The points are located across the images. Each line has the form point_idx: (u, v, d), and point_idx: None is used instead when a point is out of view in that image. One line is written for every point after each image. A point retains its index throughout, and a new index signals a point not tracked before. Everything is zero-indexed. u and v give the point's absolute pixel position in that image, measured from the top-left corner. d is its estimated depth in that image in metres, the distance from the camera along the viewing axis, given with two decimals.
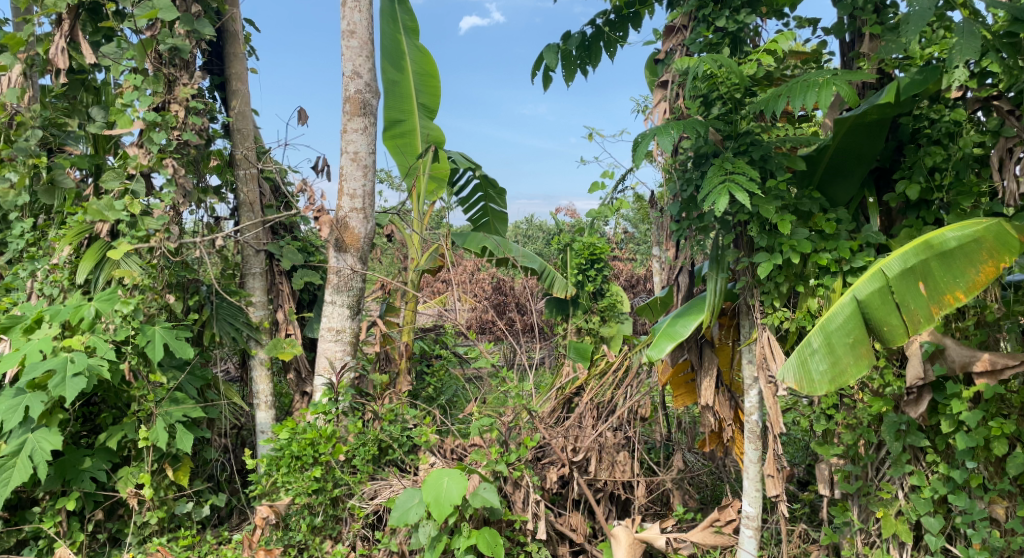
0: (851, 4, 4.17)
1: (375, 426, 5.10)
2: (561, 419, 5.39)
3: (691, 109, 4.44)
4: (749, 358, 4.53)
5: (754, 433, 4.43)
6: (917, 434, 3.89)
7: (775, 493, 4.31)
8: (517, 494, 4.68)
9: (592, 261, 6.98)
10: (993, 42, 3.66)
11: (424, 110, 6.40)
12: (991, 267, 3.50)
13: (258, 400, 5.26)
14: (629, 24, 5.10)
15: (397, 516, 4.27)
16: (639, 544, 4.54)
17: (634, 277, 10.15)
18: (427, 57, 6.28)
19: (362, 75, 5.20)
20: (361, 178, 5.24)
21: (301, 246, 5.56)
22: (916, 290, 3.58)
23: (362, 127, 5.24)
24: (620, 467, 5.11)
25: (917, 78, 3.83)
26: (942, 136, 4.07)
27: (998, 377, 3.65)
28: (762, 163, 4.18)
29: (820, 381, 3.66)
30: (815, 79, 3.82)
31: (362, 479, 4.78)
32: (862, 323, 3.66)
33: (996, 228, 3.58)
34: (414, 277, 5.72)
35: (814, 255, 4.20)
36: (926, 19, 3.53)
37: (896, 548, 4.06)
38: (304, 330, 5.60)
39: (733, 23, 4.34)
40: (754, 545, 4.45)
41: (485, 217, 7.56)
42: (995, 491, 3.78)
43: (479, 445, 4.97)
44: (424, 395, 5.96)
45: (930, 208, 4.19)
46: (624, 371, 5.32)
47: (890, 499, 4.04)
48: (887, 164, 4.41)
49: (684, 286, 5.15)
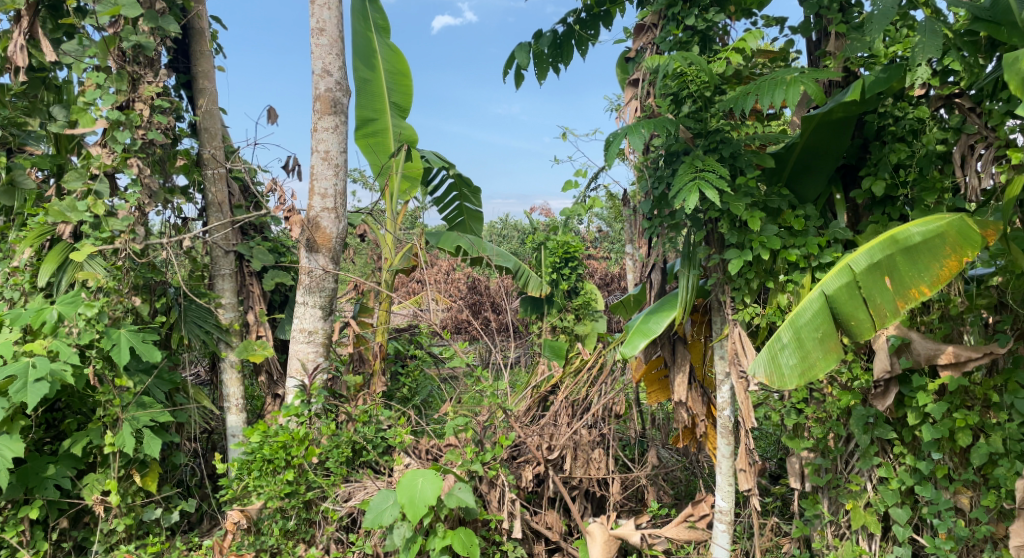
0: (817, 3, 4.21)
1: (349, 427, 5.05)
2: (536, 418, 5.40)
3: (662, 108, 4.46)
4: (721, 354, 4.57)
5: (726, 428, 4.47)
6: (885, 427, 3.96)
7: (748, 487, 4.36)
8: (492, 493, 4.68)
9: (565, 260, 7.01)
10: (954, 41, 3.75)
11: (396, 109, 6.40)
12: (954, 262, 3.56)
13: (228, 404, 5.18)
14: (600, 23, 5.11)
15: (371, 518, 4.23)
16: (614, 541, 4.59)
17: (608, 275, 10.18)
18: (398, 56, 6.24)
19: (332, 73, 5.15)
20: (331, 178, 5.19)
21: (271, 247, 5.47)
22: (883, 284, 3.64)
23: (333, 125, 5.18)
24: (595, 464, 5.12)
25: (881, 76, 3.89)
26: (907, 133, 4.13)
27: (963, 369, 3.71)
28: (731, 161, 4.22)
29: (790, 375, 3.70)
30: (782, 77, 3.87)
31: (335, 481, 4.70)
32: (831, 318, 3.72)
33: (960, 223, 3.65)
34: (388, 277, 5.66)
35: (783, 251, 4.25)
36: (889, 18, 3.59)
37: (865, 540, 4.12)
38: (276, 331, 5.52)
39: (702, 22, 4.38)
40: (727, 540, 4.48)
41: (460, 217, 7.54)
42: (959, 481, 3.84)
43: (454, 445, 4.94)
44: (398, 396, 5.89)
45: (895, 204, 4.26)
46: (598, 369, 5.34)
47: (859, 491, 4.10)
48: (854, 161, 4.48)
49: (657, 283, 5.18)
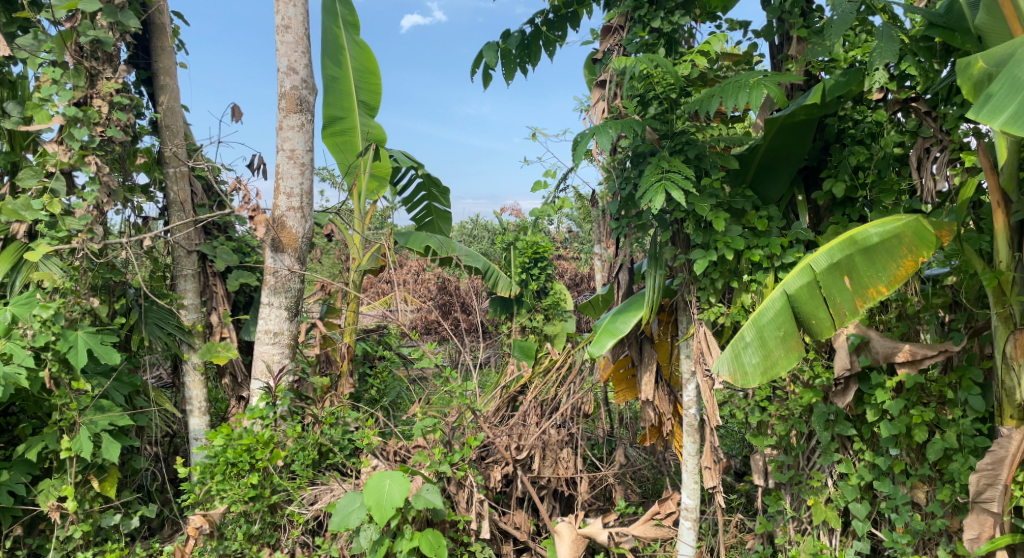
0: (779, 7, 4.29)
1: (315, 429, 4.98)
2: (505, 418, 5.39)
3: (629, 109, 4.50)
4: (687, 353, 4.62)
5: (692, 426, 4.53)
6: (845, 424, 4.04)
7: (713, 484, 4.42)
8: (460, 494, 4.68)
9: (535, 260, 7.00)
10: (910, 46, 3.86)
11: (364, 107, 6.33)
12: (911, 262, 3.65)
13: (191, 406, 5.09)
14: (567, 24, 5.14)
15: (337, 521, 4.19)
16: (582, 540, 4.61)
17: (578, 275, 10.24)
18: (366, 53, 6.18)
19: (298, 70, 5.09)
20: (297, 177, 5.13)
21: (235, 247, 5.38)
22: (842, 284, 3.72)
23: (298, 124, 5.12)
24: (563, 463, 5.14)
25: (841, 80, 3.96)
26: (865, 136, 4.22)
27: (919, 366, 3.79)
28: (697, 162, 4.27)
29: (753, 373, 3.75)
30: (746, 80, 3.93)
31: (301, 484, 4.64)
32: (792, 317, 3.78)
33: (916, 223, 3.73)
34: (355, 277, 5.61)
35: (747, 251, 4.31)
36: (848, 24, 3.66)
37: (826, 535, 4.21)
38: (241, 333, 5.43)
39: (668, 24, 4.42)
40: (693, 537, 4.53)
41: (429, 217, 7.51)
42: (916, 476, 3.92)
43: (423, 446, 4.91)
44: (367, 398, 5.84)
45: (855, 205, 4.35)
46: (567, 369, 5.36)
47: (821, 487, 4.19)
48: (815, 163, 4.56)
49: (625, 283, 5.21)
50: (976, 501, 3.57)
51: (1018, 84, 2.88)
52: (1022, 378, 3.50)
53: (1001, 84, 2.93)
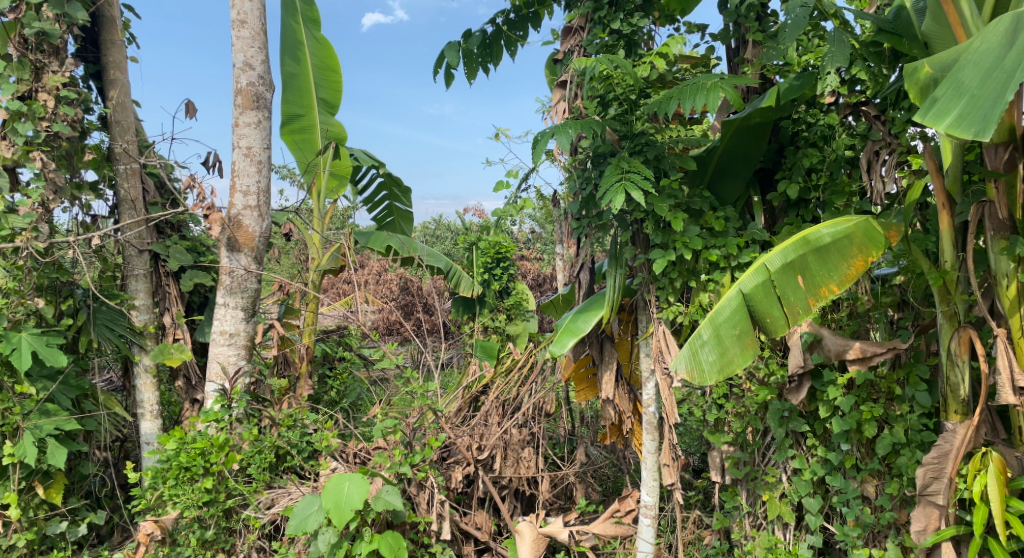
0: (735, 11, 4.37)
1: (272, 432, 4.88)
2: (467, 418, 5.38)
3: (589, 109, 4.52)
4: (647, 352, 4.68)
5: (651, 424, 4.58)
6: (798, 420, 4.13)
7: (671, 482, 4.48)
8: (421, 495, 4.64)
9: (497, 260, 6.95)
10: (861, 51, 3.97)
11: (324, 105, 6.25)
12: (861, 261, 3.74)
13: (143, 410, 4.95)
14: (529, 24, 5.13)
15: (294, 525, 4.12)
16: (542, 539, 4.62)
17: (540, 276, 10.29)
18: (326, 49, 6.10)
19: (254, 66, 5.00)
20: (254, 175, 5.03)
21: (190, 246, 5.25)
22: (796, 283, 3.79)
23: (255, 121, 5.03)
24: (524, 463, 5.16)
25: (795, 83, 4.04)
26: (818, 138, 4.32)
27: (869, 364, 3.87)
28: (656, 163, 4.32)
29: (710, 371, 3.81)
30: (703, 82, 3.98)
31: (257, 488, 4.55)
32: (748, 315, 3.85)
33: (866, 224, 3.84)
34: (315, 277, 5.54)
35: (704, 251, 4.38)
36: (801, 28, 3.75)
37: (780, 529, 4.29)
38: (195, 334, 5.31)
39: (627, 26, 4.46)
40: (652, 534, 4.58)
41: (390, 216, 7.45)
42: (866, 471, 4.01)
43: (383, 448, 4.85)
44: (326, 399, 5.76)
45: (808, 207, 4.45)
46: (529, 368, 5.33)
47: (775, 482, 4.27)
48: (770, 165, 4.66)
49: (586, 283, 5.25)
50: (922, 494, 3.65)
51: (962, 87, 2.97)
52: (965, 373, 3.61)
53: (946, 87, 3.01)
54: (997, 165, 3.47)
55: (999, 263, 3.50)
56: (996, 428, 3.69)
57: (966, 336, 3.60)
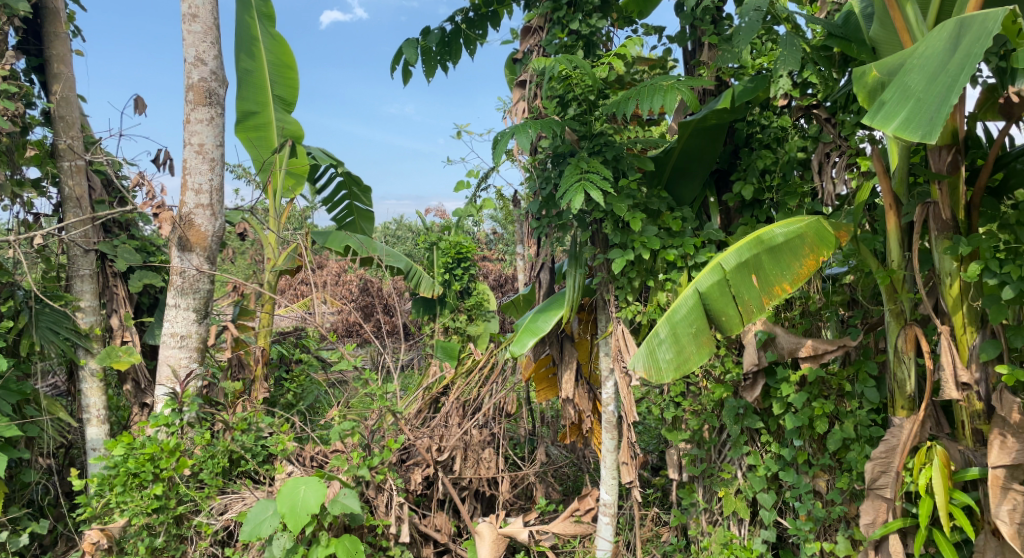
0: (691, 14, 4.42)
1: (226, 436, 4.77)
2: (427, 420, 5.34)
3: (548, 109, 4.53)
4: (606, 351, 4.73)
5: (610, 423, 4.61)
6: (753, 417, 4.21)
7: (630, 480, 4.51)
8: (379, 498, 4.59)
9: (457, 260, 6.81)
10: (811, 55, 3.99)
11: (280, 102, 6.14)
12: (812, 260, 3.82)
13: (88, 415, 4.78)
14: (488, 23, 5.14)
15: (248, 530, 4.02)
16: (502, 540, 4.61)
17: (502, 277, 10.28)
18: (282, 46, 6.00)
19: (206, 62, 4.89)
20: (206, 172, 4.91)
21: (138, 246, 5.11)
22: (750, 282, 3.85)
23: (208, 117, 4.91)
24: (485, 463, 5.15)
25: (749, 85, 4.09)
26: (771, 140, 4.41)
27: (821, 361, 3.95)
28: (615, 163, 4.35)
29: (667, 369, 3.84)
30: (661, 83, 4.02)
31: (209, 494, 4.43)
32: (704, 314, 3.89)
33: (817, 224, 3.91)
34: (271, 278, 5.44)
35: (662, 251, 4.42)
36: (754, 31, 3.81)
37: (735, 525, 4.36)
38: (144, 336, 5.16)
39: (586, 26, 4.49)
40: (611, 532, 4.62)
41: (350, 217, 7.36)
42: (818, 466, 4.09)
43: (341, 451, 4.78)
44: (282, 402, 5.64)
45: (762, 208, 4.53)
46: (490, 369, 5.29)
47: (730, 478, 4.35)
48: (726, 166, 4.73)
49: (546, 283, 5.27)
50: (871, 488, 3.72)
51: (908, 90, 3.04)
52: (911, 369, 3.70)
53: (893, 91, 3.09)
54: (941, 166, 3.56)
55: (943, 262, 3.60)
56: (941, 423, 3.81)
57: (912, 333, 3.69)
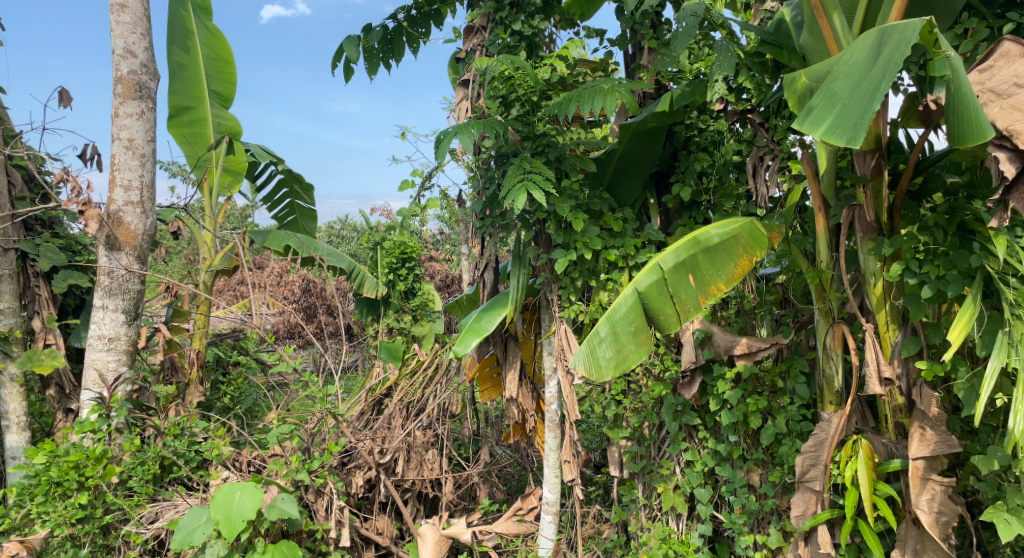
0: (631, 18, 4.49)
1: (157, 442, 4.60)
2: (370, 421, 5.28)
3: (491, 109, 4.54)
4: (549, 351, 4.76)
5: (553, 422, 4.65)
6: (691, 413, 4.33)
7: (571, 477, 4.59)
8: (319, 502, 4.51)
9: (402, 260, 6.72)
10: (745, 61, 4.14)
11: (216, 98, 5.98)
12: (746, 261, 3.93)
13: (8, 422, 4.55)
14: (431, 21, 5.10)
15: (179, 539, 3.88)
16: (445, 541, 4.59)
17: (449, 277, 10.23)
18: (219, 40, 5.84)
19: (136, 54, 4.72)
20: (136, 169, 4.74)
21: (63, 245, 4.92)
22: (687, 282, 3.94)
23: (138, 111, 4.74)
24: (428, 465, 5.12)
25: (687, 89, 4.19)
26: (708, 143, 4.53)
27: (755, 358, 4.05)
28: (557, 164, 4.39)
29: (607, 367, 3.90)
30: (602, 86, 4.07)
31: (139, 502, 4.29)
32: (642, 313, 3.96)
33: (751, 225, 4.02)
34: (206, 278, 5.29)
35: (604, 251, 4.46)
36: (691, 37, 3.90)
37: (674, 520, 4.45)
38: (70, 339, 4.96)
39: (529, 27, 4.50)
40: (553, 531, 4.65)
41: (292, 215, 7.21)
42: (751, 460, 4.20)
43: (280, 455, 4.67)
44: (218, 406, 5.49)
45: (700, 209, 4.65)
46: (433, 370, 5.27)
47: (669, 474, 4.45)
48: (666, 169, 4.83)
49: (490, 283, 5.28)
50: (801, 481, 3.84)
51: (835, 97, 3.15)
52: (839, 365, 3.84)
53: (821, 97, 3.19)
54: (865, 171, 3.70)
55: (868, 262, 3.74)
56: (866, 416, 3.96)
57: (839, 331, 3.82)
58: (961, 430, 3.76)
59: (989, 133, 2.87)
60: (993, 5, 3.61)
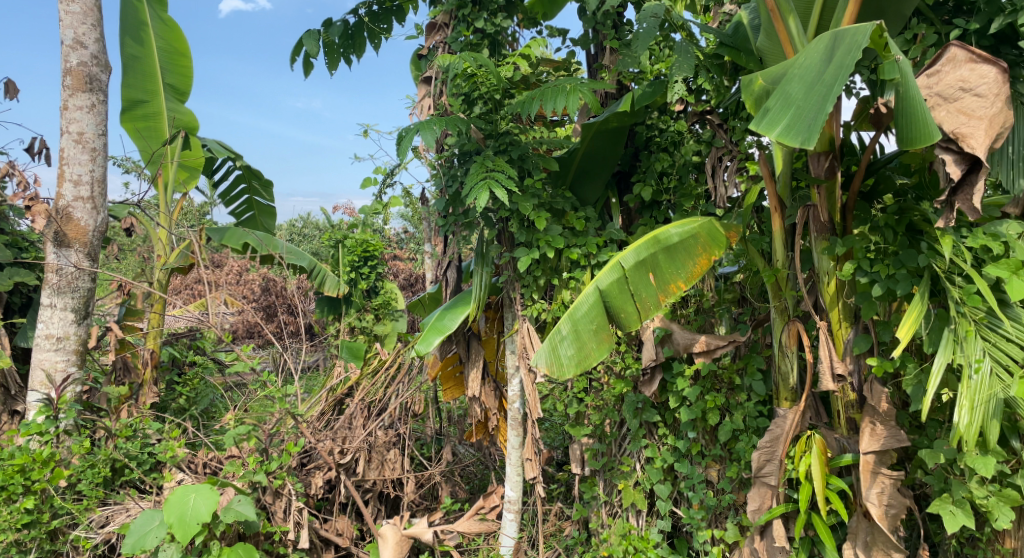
0: (593, 18, 4.52)
1: (108, 444, 4.48)
2: (331, 422, 5.22)
3: (454, 106, 4.52)
4: (512, 349, 4.76)
5: (516, 420, 4.65)
6: (651, 411, 4.37)
7: (533, 475, 4.56)
8: (277, 504, 4.44)
9: (364, 259, 6.65)
10: (705, 63, 4.20)
11: (172, 91, 5.84)
12: (705, 260, 3.98)
13: None
14: (393, 18, 5.06)
15: (131, 543, 3.78)
16: (406, 541, 4.55)
17: (412, 276, 10.18)
18: (174, 32, 5.70)
19: (86, 44, 4.58)
20: (86, 163, 4.60)
21: (8, 241, 4.76)
22: (647, 280, 3.97)
23: (88, 104, 4.60)
24: (390, 464, 5.08)
25: (648, 90, 4.22)
26: (669, 144, 4.60)
27: (713, 356, 4.11)
28: (520, 162, 4.38)
29: (568, 365, 3.92)
30: (564, 85, 4.09)
31: (88, 506, 4.18)
32: (604, 311, 3.98)
33: (709, 224, 4.06)
34: (161, 276, 5.16)
35: (566, 250, 4.48)
36: (652, 38, 3.92)
37: (634, 516, 4.50)
38: (16, 339, 4.80)
39: (491, 25, 4.50)
40: (514, 529, 4.62)
41: (250, 211, 7.08)
42: (710, 456, 4.26)
43: (237, 456, 4.59)
44: (173, 407, 5.37)
45: (661, 209, 4.70)
46: (396, 369, 5.21)
47: (630, 471, 4.50)
48: (627, 168, 4.88)
49: (453, 281, 5.26)
50: (757, 476, 3.91)
51: (790, 99, 3.20)
52: (794, 362, 3.92)
53: (777, 99, 3.25)
54: (819, 172, 3.76)
55: (822, 262, 3.81)
56: (820, 412, 4.05)
57: (794, 329, 3.90)
58: (910, 425, 3.87)
59: (935, 135, 2.96)
60: (941, 11, 3.71)
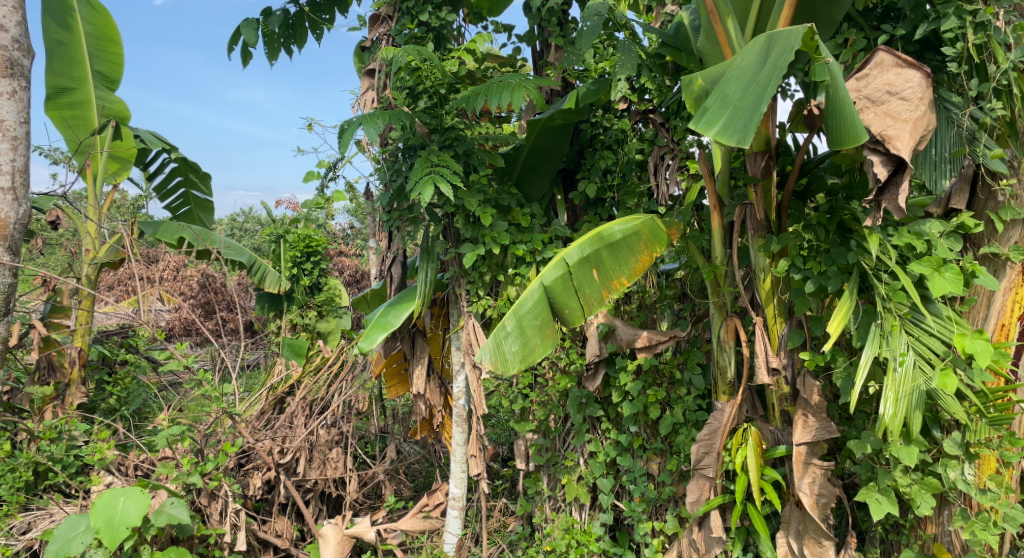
0: (539, 16, 4.53)
1: (31, 447, 4.28)
2: (271, 421, 5.11)
3: (398, 100, 4.46)
4: (457, 345, 4.76)
5: (460, 417, 4.64)
6: (594, 406, 4.42)
7: (478, 472, 4.58)
8: (213, 506, 4.32)
9: (307, 254, 6.45)
10: (647, 62, 4.25)
11: (101, 78, 5.60)
12: (647, 256, 4.04)
13: None
14: (335, 8, 4.96)
15: (55, 549, 3.61)
16: (348, 541, 4.50)
17: (359, 272, 10.06)
18: (103, 17, 5.48)
19: (6, 27, 4.35)
20: (6, 152, 4.37)
21: None
22: (591, 276, 4.00)
23: (9, 90, 4.37)
24: (332, 463, 4.98)
25: (592, 88, 4.22)
26: (613, 142, 4.64)
27: (655, 351, 4.17)
28: (466, 158, 4.37)
29: (513, 360, 3.93)
30: (509, 81, 4.08)
31: (8, 512, 3.99)
32: (548, 307, 4.00)
33: (651, 222, 4.07)
34: (89, 271, 4.95)
35: (512, 246, 4.48)
36: (596, 36, 3.95)
37: (577, 510, 4.54)
38: None
39: (436, 19, 4.44)
40: (458, 526, 4.69)
41: (186, 205, 6.85)
42: (651, 449, 4.33)
43: (170, 458, 4.44)
44: (102, 408, 5.15)
45: (604, 205, 4.76)
46: (339, 367, 5.15)
47: (573, 465, 4.54)
48: (572, 165, 4.92)
49: (397, 277, 5.21)
50: (696, 468, 3.98)
51: (727, 98, 3.27)
52: (731, 357, 4.01)
53: (715, 99, 3.32)
54: (756, 171, 3.84)
55: (758, 259, 3.91)
56: (756, 405, 4.17)
57: (732, 324, 3.99)
58: (840, 417, 4.02)
59: (862, 137, 3.08)
60: (869, 17, 3.84)
